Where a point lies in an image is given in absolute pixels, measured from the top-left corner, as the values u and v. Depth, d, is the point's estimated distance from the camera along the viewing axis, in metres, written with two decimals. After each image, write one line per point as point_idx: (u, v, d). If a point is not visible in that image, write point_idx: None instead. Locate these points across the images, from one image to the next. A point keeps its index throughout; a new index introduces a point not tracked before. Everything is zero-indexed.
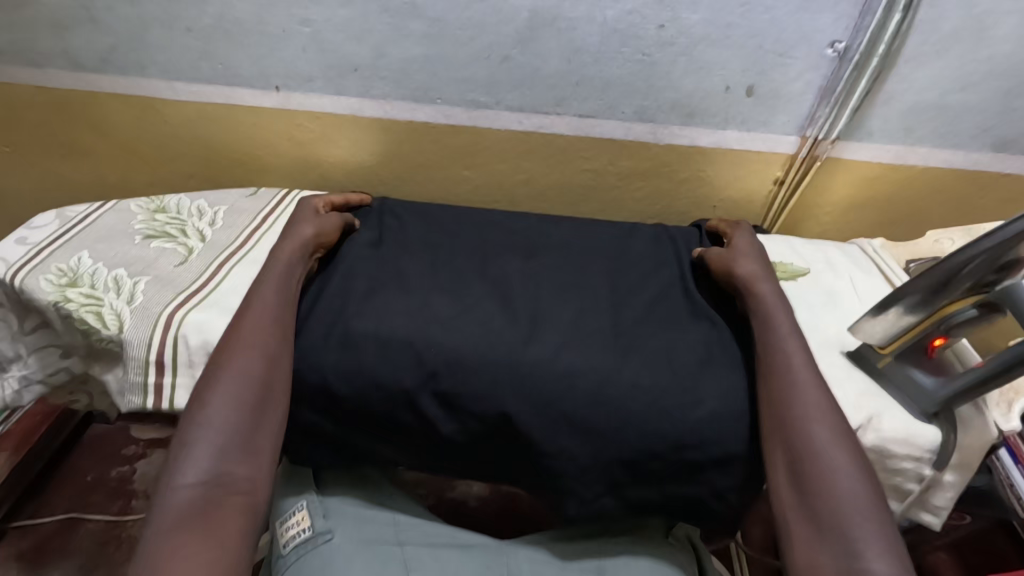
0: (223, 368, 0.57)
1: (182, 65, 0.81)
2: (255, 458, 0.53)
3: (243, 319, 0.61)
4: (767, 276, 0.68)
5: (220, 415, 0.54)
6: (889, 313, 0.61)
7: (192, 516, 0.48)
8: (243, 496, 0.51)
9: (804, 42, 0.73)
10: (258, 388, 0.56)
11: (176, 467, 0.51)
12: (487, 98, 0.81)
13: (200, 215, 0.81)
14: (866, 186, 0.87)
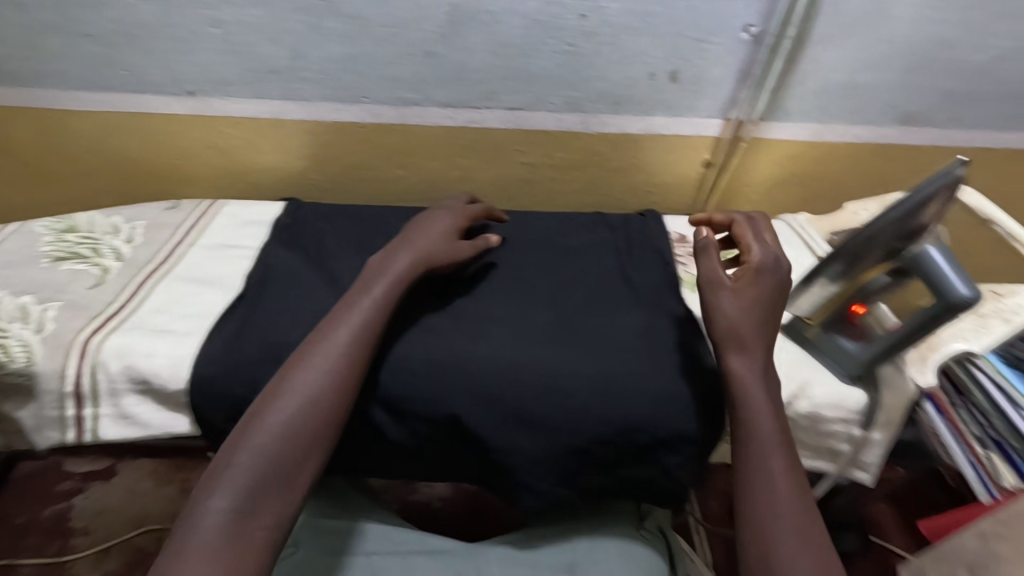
0: (287, 379, 0.52)
1: (83, 73, 0.76)
2: (287, 491, 0.49)
3: (341, 331, 0.56)
4: (751, 337, 0.54)
5: (265, 437, 0.49)
6: (815, 285, 0.66)
7: (219, 543, 0.45)
8: (267, 531, 0.47)
9: (720, 28, 0.75)
10: (325, 412, 0.52)
11: (212, 484, 0.47)
12: (415, 95, 0.80)
13: (116, 232, 0.77)
14: (789, 164, 0.91)
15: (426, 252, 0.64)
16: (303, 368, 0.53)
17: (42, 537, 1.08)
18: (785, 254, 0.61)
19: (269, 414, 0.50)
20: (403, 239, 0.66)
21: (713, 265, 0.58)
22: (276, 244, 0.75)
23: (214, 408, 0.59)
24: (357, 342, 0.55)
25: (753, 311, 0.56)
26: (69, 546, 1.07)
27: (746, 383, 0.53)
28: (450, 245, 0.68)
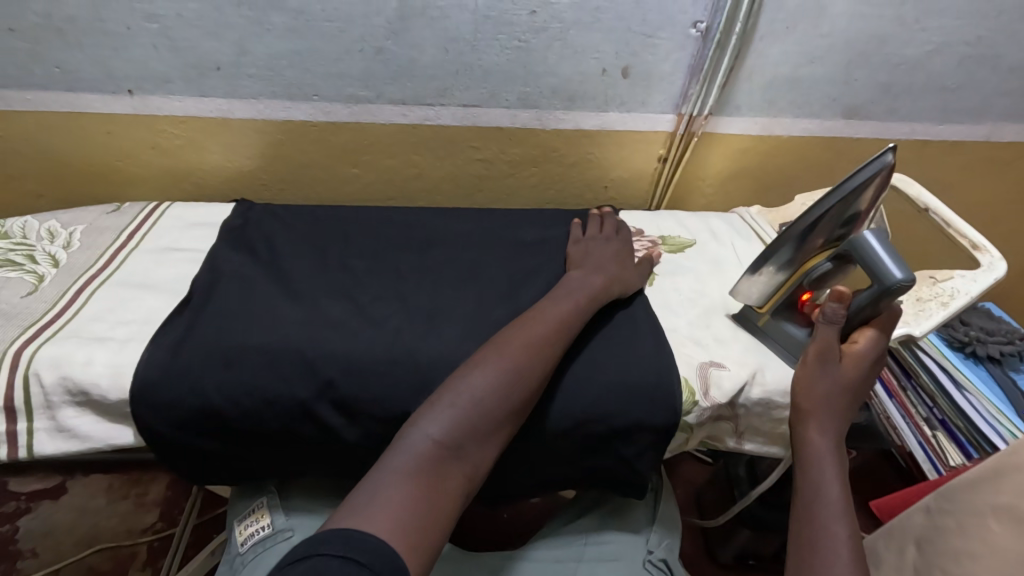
0: (507, 343, 0.56)
1: (10, 70, 0.72)
2: (490, 443, 0.51)
3: (548, 317, 0.59)
4: (834, 416, 0.56)
5: (478, 385, 0.52)
6: (763, 272, 0.67)
7: (425, 473, 0.47)
8: (461, 479, 0.49)
9: (669, 24, 0.76)
10: (528, 380, 0.54)
11: (428, 414, 0.50)
12: (366, 92, 0.79)
13: (52, 238, 0.73)
14: (740, 158, 0.93)
15: (610, 275, 0.69)
16: (513, 335, 0.57)
17: None
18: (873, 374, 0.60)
19: (473, 375, 0.53)
20: (597, 257, 0.71)
21: (827, 335, 0.59)
22: (226, 246, 0.73)
23: (159, 418, 0.57)
24: (552, 331, 0.58)
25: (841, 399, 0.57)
26: (18, 570, 1.01)
27: (817, 450, 0.54)
28: (625, 269, 0.71)
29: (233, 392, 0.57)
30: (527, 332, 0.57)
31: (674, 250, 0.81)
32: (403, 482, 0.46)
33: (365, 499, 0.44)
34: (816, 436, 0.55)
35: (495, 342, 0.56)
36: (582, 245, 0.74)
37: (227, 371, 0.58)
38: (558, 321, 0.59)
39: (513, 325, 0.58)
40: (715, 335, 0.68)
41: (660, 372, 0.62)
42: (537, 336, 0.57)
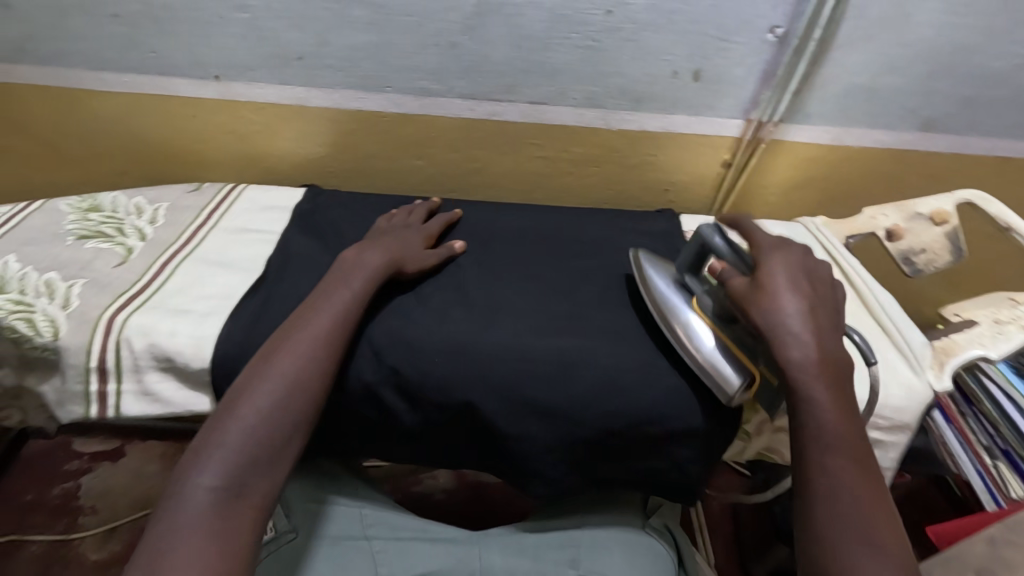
0: (277, 358, 0.54)
1: (109, 54, 0.76)
2: (278, 469, 0.50)
3: (319, 315, 0.57)
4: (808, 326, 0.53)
5: (251, 412, 0.51)
6: (712, 358, 0.58)
7: (207, 522, 0.45)
8: (253, 513, 0.48)
9: (745, 28, 0.75)
10: (308, 395, 0.53)
11: (203, 460, 0.48)
12: (438, 85, 0.80)
13: (139, 213, 0.78)
14: (807, 166, 0.91)
15: (394, 254, 0.67)
16: (286, 345, 0.55)
17: (50, 513, 1.11)
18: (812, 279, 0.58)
19: (256, 400, 0.51)
20: (376, 242, 0.69)
21: (737, 284, 0.57)
22: (299, 228, 0.76)
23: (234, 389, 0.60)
24: (330, 331, 0.56)
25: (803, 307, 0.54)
26: (78, 524, 1.10)
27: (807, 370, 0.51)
28: (421, 256, 0.70)
29: None
30: (297, 343, 0.55)
31: None
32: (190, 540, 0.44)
33: (155, 554, 0.43)
34: (799, 359, 0.52)
35: (260, 362, 0.54)
36: (376, 232, 0.72)
37: None
38: (338, 319, 0.57)
39: (279, 335, 0.55)
40: None
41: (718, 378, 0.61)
42: (322, 327, 0.56)
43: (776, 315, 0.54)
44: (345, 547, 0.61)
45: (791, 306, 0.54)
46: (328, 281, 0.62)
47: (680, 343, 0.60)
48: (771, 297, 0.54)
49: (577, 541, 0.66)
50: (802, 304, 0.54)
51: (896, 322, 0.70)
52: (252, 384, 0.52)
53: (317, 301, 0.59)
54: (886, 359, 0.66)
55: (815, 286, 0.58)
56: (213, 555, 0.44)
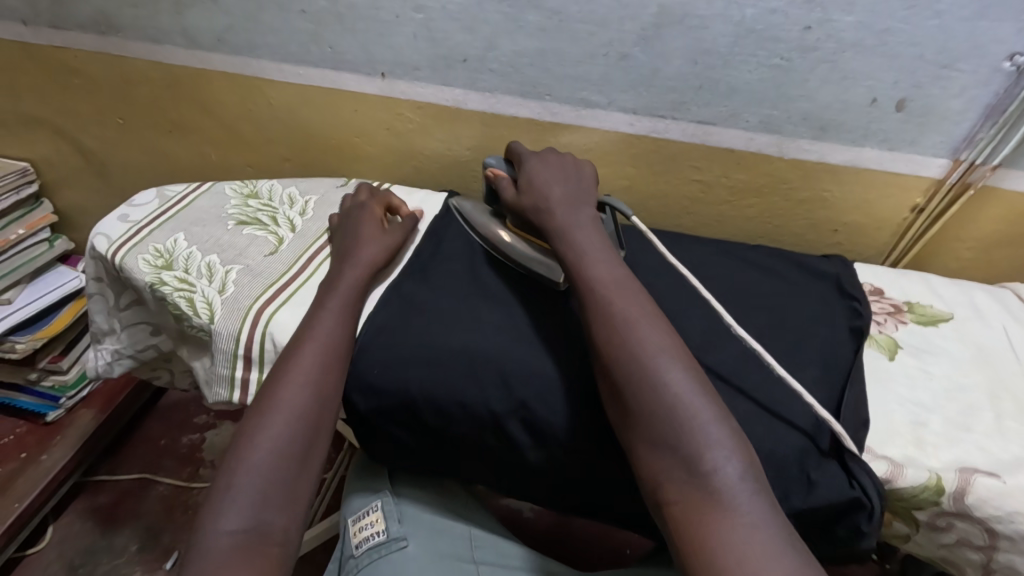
0: (274, 390, 0.54)
1: (291, 46, 0.80)
2: (297, 501, 0.50)
3: (312, 345, 0.58)
4: (583, 223, 0.60)
5: (263, 454, 0.50)
6: (529, 257, 0.66)
7: (232, 563, 0.44)
8: (279, 549, 0.47)
9: (977, 53, 0.64)
10: (314, 426, 0.53)
11: (216, 510, 0.47)
12: (600, 97, 0.76)
13: (291, 203, 0.81)
14: (1023, 223, 0.76)
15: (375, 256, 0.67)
16: (286, 380, 0.55)
17: (178, 460, 1.22)
18: (569, 174, 0.66)
19: (258, 440, 0.51)
20: (358, 252, 0.68)
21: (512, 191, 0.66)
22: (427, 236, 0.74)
23: (360, 397, 0.59)
24: (332, 349, 0.58)
25: (569, 204, 0.63)
26: (199, 476, 1.19)
27: (579, 250, 0.58)
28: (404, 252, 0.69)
29: (433, 391, 0.57)
30: (293, 376, 0.55)
31: (925, 323, 0.68)
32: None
33: None
34: (573, 240, 0.59)
35: (256, 408, 0.54)
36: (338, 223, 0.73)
37: (426, 368, 0.58)
38: (332, 348, 0.58)
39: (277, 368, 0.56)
40: (981, 445, 0.55)
41: (879, 480, 0.52)
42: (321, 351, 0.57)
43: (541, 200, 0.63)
44: (457, 565, 0.61)
45: (558, 199, 0.63)
46: (325, 300, 0.63)
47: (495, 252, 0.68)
48: (535, 191, 0.64)
49: None
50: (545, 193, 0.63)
51: None
52: (256, 424, 0.52)
53: (310, 328, 0.59)
54: None
55: (582, 184, 0.66)
56: None
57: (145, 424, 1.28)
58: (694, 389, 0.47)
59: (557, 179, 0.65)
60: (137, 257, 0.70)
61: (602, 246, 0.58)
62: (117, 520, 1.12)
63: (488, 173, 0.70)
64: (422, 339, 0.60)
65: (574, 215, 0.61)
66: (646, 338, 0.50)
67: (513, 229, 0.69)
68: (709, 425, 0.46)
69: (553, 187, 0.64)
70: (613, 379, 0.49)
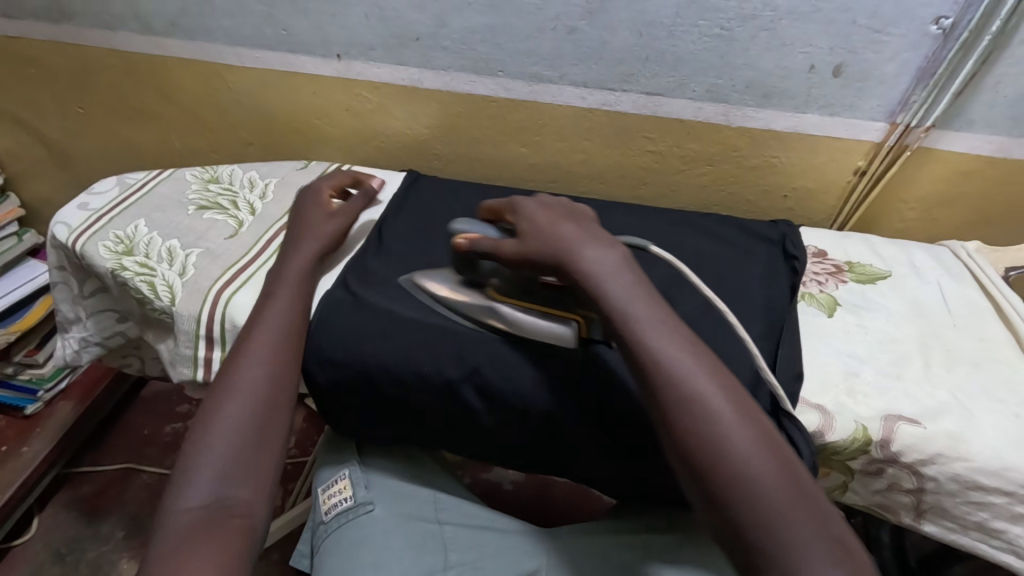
0: (227, 379, 0.56)
1: (247, 30, 0.81)
2: (259, 473, 0.52)
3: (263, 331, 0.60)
4: (614, 270, 0.53)
5: (220, 435, 0.52)
6: (540, 323, 0.59)
7: (195, 535, 0.46)
8: (242, 518, 0.49)
9: (905, 18, 0.67)
10: (270, 405, 0.56)
11: (177, 489, 0.49)
12: (551, 72, 0.78)
13: (251, 187, 0.83)
14: (961, 182, 0.80)
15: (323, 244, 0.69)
16: (243, 365, 0.57)
17: (161, 449, 1.23)
18: (561, 216, 0.59)
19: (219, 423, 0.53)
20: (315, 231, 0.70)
21: (512, 247, 0.58)
22: (382, 218, 0.77)
23: (318, 370, 0.61)
24: (282, 333, 0.60)
25: (593, 248, 0.55)
26: None
27: (629, 303, 0.51)
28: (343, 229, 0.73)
29: (389, 361, 0.59)
30: (248, 361, 0.58)
31: (864, 281, 0.71)
32: (184, 551, 0.45)
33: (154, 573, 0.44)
34: (609, 292, 0.52)
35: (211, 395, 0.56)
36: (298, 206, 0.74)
37: (383, 339, 0.60)
38: (281, 330, 0.60)
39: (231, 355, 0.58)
40: (909, 391, 0.59)
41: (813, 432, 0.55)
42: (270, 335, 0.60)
43: (554, 248, 0.56)
44: (420, 527, 0.65)
45: (573, 240, 0.56)
46: (283, 278, 0.65)
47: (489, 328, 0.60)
48: (549, 237, 0.56)
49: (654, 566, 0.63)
50: (551, 240, 0.56)
51: None
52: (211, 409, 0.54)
53: (262, 311, 0.62)
54: None
55: (584, 220, 0.60)
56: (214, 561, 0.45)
57: (126, 414, 1.29)
58: (786, 488, 0.43)
59: (558, 223, 0.58)
60: (98, 243, 0.71)
61: (661, 309, 0.51)
62: (101, 508, 1.14)
63: (458, 238, 0.60)
64: (379, 313, 0.62)
65: (607, 262, 0.54)
66: (723, 417, 0.45)
67: (502, 297, 0.61)
68: (799, 519, 0.41)
69: (557, 231, 0.57)
70: (695, 467, 0.44)
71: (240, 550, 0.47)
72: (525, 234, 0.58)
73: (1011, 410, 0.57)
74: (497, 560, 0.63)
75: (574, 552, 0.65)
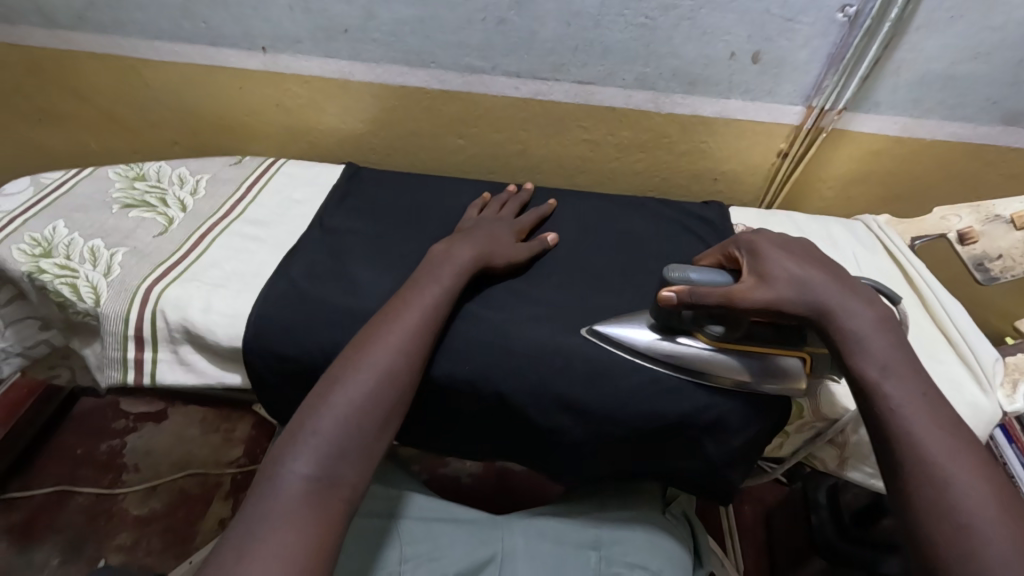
0: (371, 352, 0.53)
1: (163, 23, 0.77)
2: (366, 460, 0.49)
3: (415, 308, 0.56)
4: (822, 277, 0.53)
5: (344, 400, 0.50)
6: (769, 365, 0.55)
7: (304, 506, 0.45)
8: (344, 502, 0.46)
9: (814, 7, 0.70)
10: (395, 388, 0.52)
11: (292, 449, 0.47)
12: (483, 63, 0.78)
13: (182, 184, 0.80)
14: (871, 160, 0.86)
15: (484, 249, 0.64)
16: (384, 336, 0.54)
17: (97, 468, 1.17)
18: (808, 259, 0.55)
19: (341, 393, 0.50)
20: (463, 236, 0.65)
21: (756, 300, 0.51)
22: (322, 212, 0.76)
23: (264, 360, 0.60)
24: (426, 318, 0.56)
25: (849, 291, 0.52)
26: (122, 481, 1.15)
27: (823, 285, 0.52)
28: (508, 247, 0.66)
29: (332, 351, 0.59)
30: (390, 339, 0.54)
31: None
32: (289, 523, 0.43)
33: (250, 531, 0.43)
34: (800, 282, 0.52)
35: (349, 356, 0.53)
36: (467, 226, 0.70)
37: (327, 330, 0.60)
38: (429, 315, 0.56)
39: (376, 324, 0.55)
40: None
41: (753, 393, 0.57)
42: (422, 315, 0.56)
43: (805, 291, 0.52)
44: (374, 522, 0.64)
45: (820, 281, 0.52)
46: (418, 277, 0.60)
47: (723, 381, 0.56)
48: (794, 285, 0.52)
49: (607, 539, 0.66)
50: (838, 286, 0.52)
51: (964, 332, 0.65)
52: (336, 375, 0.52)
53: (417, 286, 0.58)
54: (950, 373, 0.61)
55: (826, 261, 0.56)
56: (313, 537, 0.43)
57: (56, 434, 1.22)
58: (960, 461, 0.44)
59: (816, 264, 0.54)
60: (12, 247, 0.66)
61: (854, 299, 0.52)
62: (32, 534, 1.07)
63: (673, 300, 0.53)
64: (323, 304, 0.62)
65: (864, 322, 0.50)
66: (904, 393, 0.47)
67: (720, 341, 0.56)
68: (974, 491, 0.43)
69: (828, 274, 0.53)
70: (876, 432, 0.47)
71: (337, 536, 0.45)
72: (763, 274, 0.53)
73: (916, 363, 0.62)
74: (451, 551, 0.63)
75: (528, 535, 0.65)
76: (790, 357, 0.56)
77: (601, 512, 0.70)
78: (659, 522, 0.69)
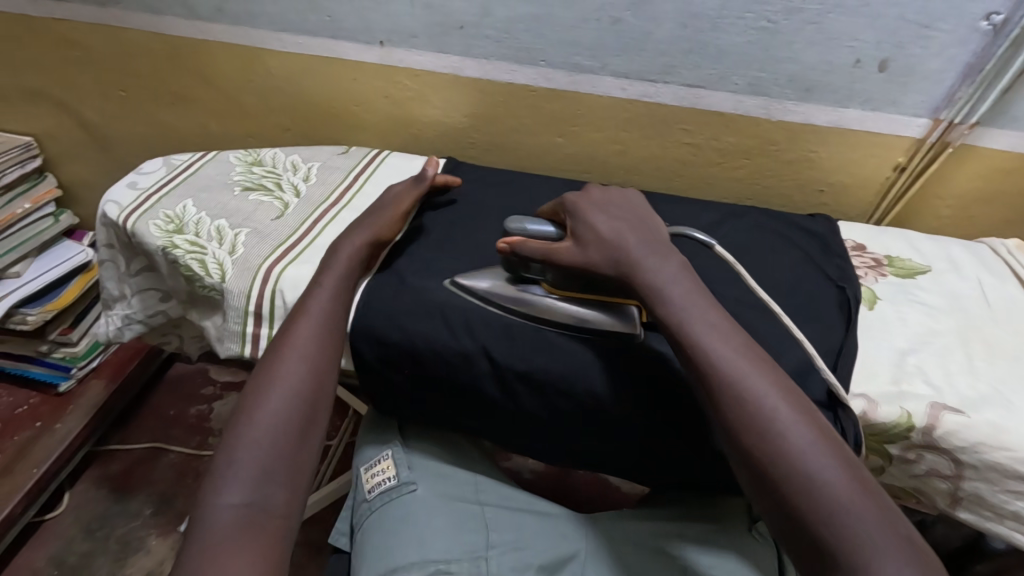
0: (264, 375, 0.55)
1: (292, 15, 0.82)
2: (294, 480, 0.50)
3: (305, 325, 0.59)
4: (634, 241, 0.58)
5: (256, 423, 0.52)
6: (608, 313, 0.59)
7: (239, 532, 0.45)
8: (282, 520, 0.48)
9: (955, 13, 0.66)
10: (306, 400, 0.54)
11: (218, 484, 0.48)
12: (592, 62, 0.78)
13: (294, 170, 0.84)
14: (999, 179, 0.80)
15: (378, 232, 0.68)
16: (276, 357, 0.56)
17: (186, 430, 1.25)
18: (625, 220, 0.60)
19: (259, 414, 0.52)
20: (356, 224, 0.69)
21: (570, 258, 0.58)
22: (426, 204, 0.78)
23: (365, 346, 0.62)
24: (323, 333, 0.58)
25: (665, 258, 0.57)
26: (208, 445, 1.23)
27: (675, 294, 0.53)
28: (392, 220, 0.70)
29: (433, 339, 0.60)
30: (287, 356, 0.56)
31: (903, 274, 0.72)
32: (223, 553, 0.44)
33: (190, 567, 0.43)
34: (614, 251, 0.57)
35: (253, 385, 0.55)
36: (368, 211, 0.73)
37: (428, 319, 0.61)
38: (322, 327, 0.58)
39: (272, 349, 0.57)
40: (950, 383, 0.58)
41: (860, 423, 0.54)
42: (313, 327, 0.58)
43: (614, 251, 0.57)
44: (461, 507, 0.66)
45: (629, 244, 0.57)
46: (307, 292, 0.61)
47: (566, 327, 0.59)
48: (601, 245, 0.58)
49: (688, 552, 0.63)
50: (648, 249, 0.57)
51: None
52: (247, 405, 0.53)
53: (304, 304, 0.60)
54: None
55: (642, 224, 0.61)
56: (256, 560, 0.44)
57: (152, 396, 1.31)
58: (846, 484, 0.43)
59: (634, 225, 0.60)
60: (149, 222, 0.72)
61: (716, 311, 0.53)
62: (128, 486, 1.16)
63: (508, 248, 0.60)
64: (427, 293, 0.63)
65: (683, 301, 0.53)
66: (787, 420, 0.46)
67: (560, 291, 0.60)
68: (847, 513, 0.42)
69: (636, 236, 0.58)
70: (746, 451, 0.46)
71: (280, 552, 0.46)
72: (580, 238, 0.59)
73: None
74: (536, 542, 0.63)
75: (611, 537, 0.65)
76: (627, 305, 0.60)
77: (682, 521, 0.66)
78: (745, 541, 0.64)
